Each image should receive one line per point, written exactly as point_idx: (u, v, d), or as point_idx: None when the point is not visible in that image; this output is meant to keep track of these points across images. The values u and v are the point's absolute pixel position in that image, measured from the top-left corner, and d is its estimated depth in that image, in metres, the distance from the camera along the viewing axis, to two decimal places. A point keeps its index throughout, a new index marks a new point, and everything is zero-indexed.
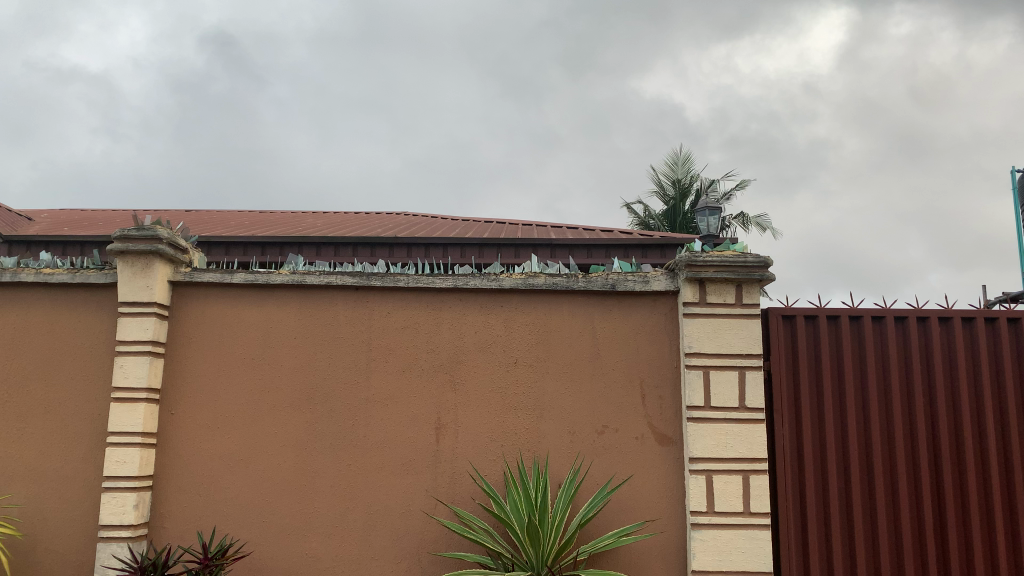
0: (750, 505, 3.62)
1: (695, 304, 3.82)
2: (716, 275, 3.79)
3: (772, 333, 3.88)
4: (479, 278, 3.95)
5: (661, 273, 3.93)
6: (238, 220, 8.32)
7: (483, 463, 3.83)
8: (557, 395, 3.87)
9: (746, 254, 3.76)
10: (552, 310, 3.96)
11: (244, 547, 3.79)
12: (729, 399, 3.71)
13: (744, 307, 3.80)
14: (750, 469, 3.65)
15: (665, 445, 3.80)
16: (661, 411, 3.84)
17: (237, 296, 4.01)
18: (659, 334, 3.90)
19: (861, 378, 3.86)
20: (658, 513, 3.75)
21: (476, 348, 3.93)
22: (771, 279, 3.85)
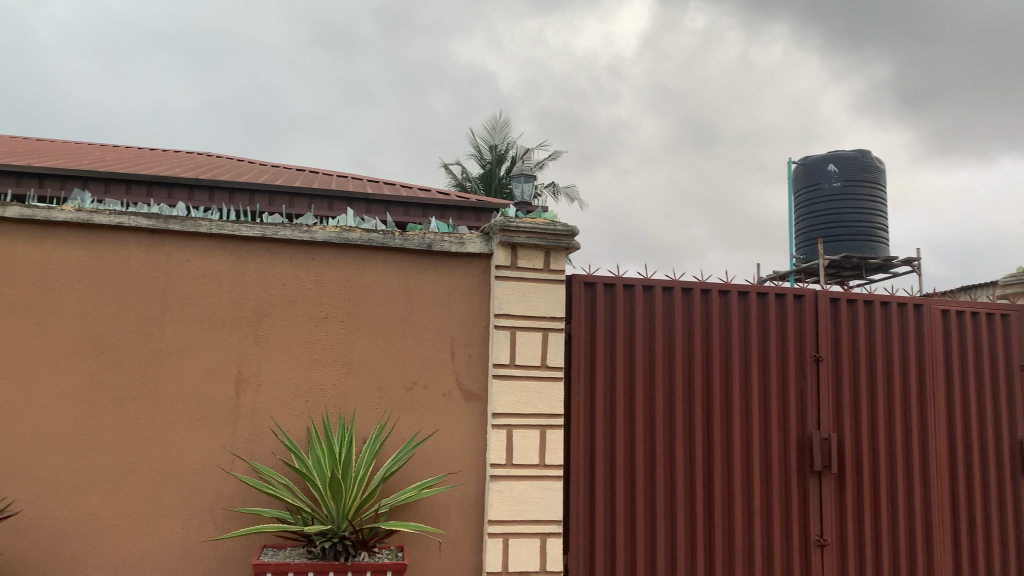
0: (546, 458, 3.84)
1: (506, 268, 3.93)
2: (527, 240, 3.92)
3: (574, 299, 4.11)
4: (290, 228, 3.81)
5: (476, 236, 4.01)
6: (14, 147, 7.44)
7: (286, 418, 3.75)
8: (366, 351, 3.86)
9: (555, 222, 3.94)
10: (365, 265, 3.92)
11: (11, 506, 3.46)
12: (533, 357, 3.89)
13: (551, 273, 3.98)
14: (547, 424, 3.86)
15: (469, 401, 3.93)
16: (469, 368, 3.95)
17: (6, 229, 3.60)
18: (470, 294, 4.00)
19: (649, 343, 4.19)
20: (460, 467, 3.88)
21: (284, 301, 3.82)
22: (577, 248, 4.06)
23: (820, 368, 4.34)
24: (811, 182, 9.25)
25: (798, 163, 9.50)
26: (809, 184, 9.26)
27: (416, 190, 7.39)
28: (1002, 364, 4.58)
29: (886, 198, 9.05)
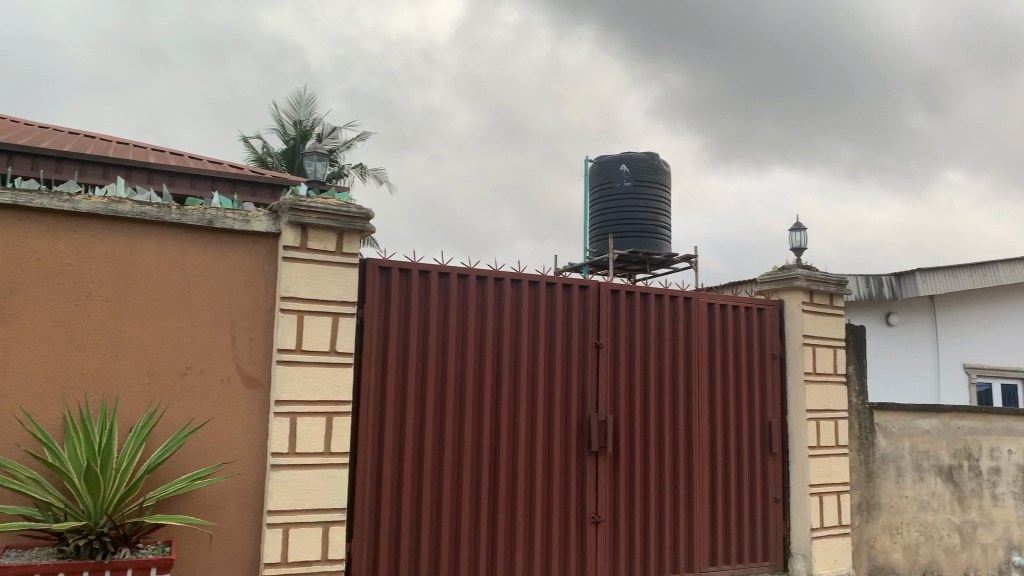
0: (331, 445, 3.76)
1: (294, 249, 3.79)
2: (318, 221, 3.81)
3: (367, 284, 4.04)
4: (47, 196, 3.45)
5: (263, 214, 3.84)
6: None
7: (37, 406, 3.40)
8: (134, 333, 3.58)
9: (349, 204, 3.86)
10: (137, 241, 3.63)
11: None
12: (321, 342, 3.79)
13: (343, 256, 3.89)
14: (333, 411, 3.79)
15: (250, 387, 3.76)
16: (250, 354, 3.78)
17: None
18: (254, 276, 3.83)
19: (441, 329, 4.22)
20: (237, 456, 3.71)
21: (37, 276, 3.44)
22: (370, 231, 4.00)
23: (600, 355, 4.59)
24: (604, 181, 9.74)
25: (593, 161, 9.97)
26: (603, 182, 9.75)
27: (204, 162, 6.95)
28: (757, 354, 5.07)
29: (669, 200, 9.74)
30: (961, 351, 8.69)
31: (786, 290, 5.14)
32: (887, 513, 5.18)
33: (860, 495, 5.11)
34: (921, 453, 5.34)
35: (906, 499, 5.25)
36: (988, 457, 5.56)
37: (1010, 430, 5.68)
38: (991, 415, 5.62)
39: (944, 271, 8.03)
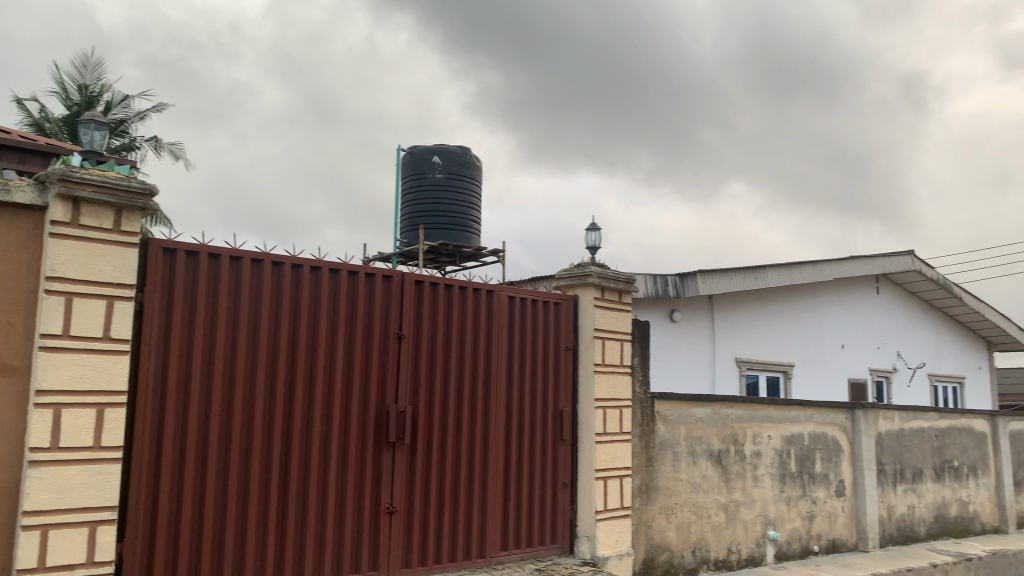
0: (101, 439, 3.47)
1: (64, 225, 3.46)
2: (93, 195, 3.49)
3: (149, 266, 3.77)
4: None
5: (26, 185, 3.43)
6: None
7: None
8: None
9: (130, 178, 3.58)
10: None
11: None
12: (93, 328, 3.49)
13: (121, 234, 3.60)
14: (106, 402, 3.50)
15: (6, 376, 3.38)
16: (7, 339, 3.40)
17: None
18: (14, 253, 3.44)
19: (233, 316, 4.03)
20: None
21: None
22: (154, 209, 3.73)
23: (400, 345, 4.58)
24: (416, 170, 9.71)
25: (406, 150, 9.90)
26: (414, 173, 9.71)
27: None
28: (552, 346, 5.28)
29: (478, 193, 9.91)
30: (735, 347, 9.56)
31: (581, 286, 5.38)
32: (664, 495, 5.59)
33: (640, 479, 5.48)
34: (695, 439, 5.82)
35: (680, 481, 5.70)
36: (751, 442, 6.16)
37: (770, 417, 6.32)
38: (755, 404, 6.22)
39: (722, 273, 8.78)
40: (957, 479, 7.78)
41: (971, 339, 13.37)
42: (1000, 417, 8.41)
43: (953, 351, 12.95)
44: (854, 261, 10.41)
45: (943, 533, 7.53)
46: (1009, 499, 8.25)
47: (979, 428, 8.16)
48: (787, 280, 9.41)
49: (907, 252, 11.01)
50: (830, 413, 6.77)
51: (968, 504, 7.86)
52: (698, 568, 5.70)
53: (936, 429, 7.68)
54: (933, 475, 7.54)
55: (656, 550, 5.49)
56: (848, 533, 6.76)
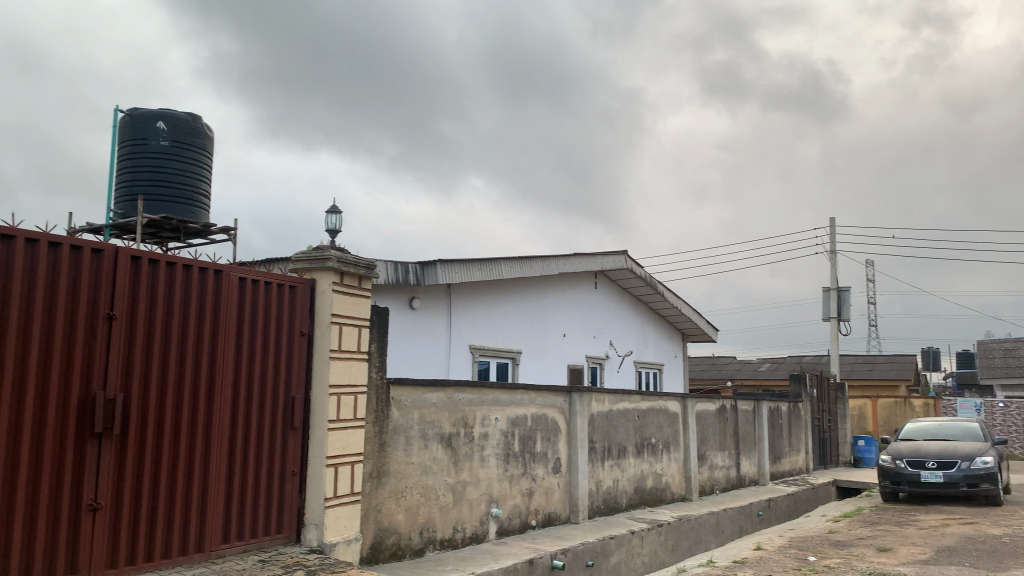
0: None
1: None
2: None
3: None
4: None
5: None
6: None
7: None
8: None
9: None
10: None
11: None
12: None
13: None
14: None
15: None
16: None
17: None
18: None
19: None
20: None
21: None
22: None
23: (111, 327, 4.15)
24: (135, 136, 8.80)
25: (125, 112, 8.93)
26: (132, 137, 8.78)
27: None
28: (284, 330, 5.09)
29: (208, 167, 9.25)
30: (468, 334, 9.91)
31: (318, 270, 5.24)
32: (394, 479, 5.65)
33: (372, 464, 5.48)
34: (426, 423, 5.94)
35: (411, 465, 5.79)
36: (479, 425, 6.43)
37: (497, 401, 6.64)
38: (484, 389, 6.50)
39: (459, 263, 9.04)
40: (653, 455, 8.75)
41: (670, 331, 15.08)
42: (689, 399, 9.60)
43: (655, 342, 14.52)
44: (577, 258, 11.27)
45: (640, 503, 8.41)
46: (694, 471, 9.44)
47: (672, 408, 9.25)
48: (518, 272, 9.93)
49: (622, 251, 12.13)
50: (551, 397, 7.28)
51: (661, 477, 8.87)
52: (424, 549, 5.83)
53: (638, 410, 8.57)
54: (635, 451, 8.40)
55: (384, 534, 5.53)
56: (562, 507, 7.31)
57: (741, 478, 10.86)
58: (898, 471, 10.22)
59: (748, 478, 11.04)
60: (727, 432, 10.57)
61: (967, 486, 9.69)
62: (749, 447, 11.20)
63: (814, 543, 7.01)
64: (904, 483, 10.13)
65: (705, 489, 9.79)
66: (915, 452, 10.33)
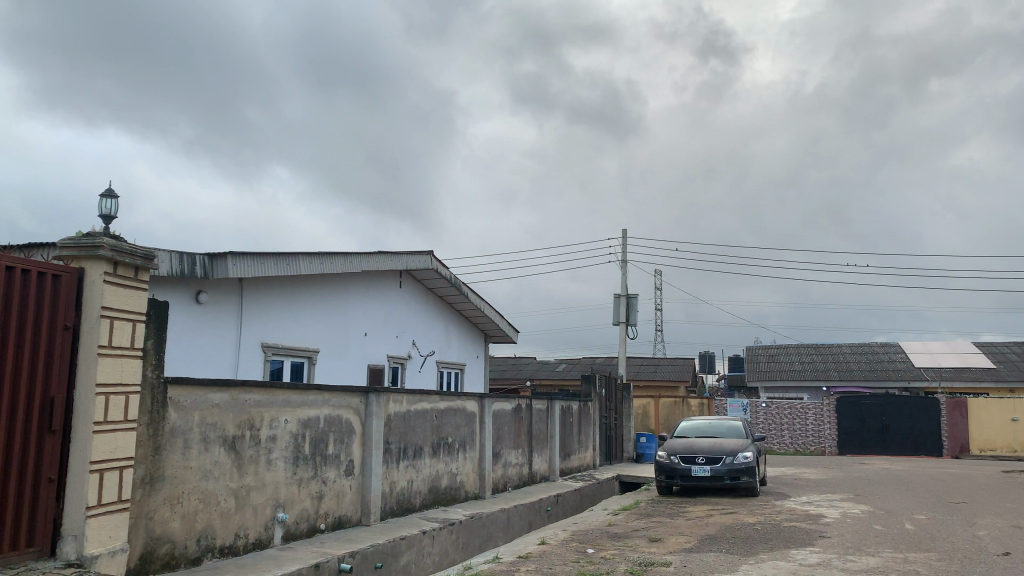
0: None
1: None
2: None
3: None
4: None
5: None
6: None
7: None
8: None
9: None
10: None
11: None
12: None
13: None
14: None
15: None
16: None
17: None
18: None
19: None
20: None
21: None
22: None
23: None
24: None
25: None
26: None
27: None
28: (45, 323, 4.61)
29: None
30: (261, 331, 9.51)
31: (88, 259, 4.79)
32: (169, 485, 5.30)
33: (143, 469, 5.10)
34: (208, 425, 5.63)
35: (189, 469, 5.46)
36: (267, 427, 6.19)
37: (288, 402, 6.43)
38: (274, 389, 6.27)
39: (254, 257, 8.65)
40: (449, 454, 8.86)
41: (472, 332, 15.35)
42: (487, 399, 9.84)
43: (458, 342, 14.71)
44: (381, 256, 11.18)
45: (434, 502, 8.48)
46: (488, 469, 9.67)
47: (469, 408, 9.44)
48: (318, 269, 9.68)
49: (427, 251, 12.19)
50: (346, 397, 7.16)
51: (456, 476, 8.99)
52: (200, 558, 5.51)
53: (436, 410, 8.66)
54: (430, 451, 8.46)
55: (155, 543, 5.16)
56: (353, 509, 7.20)
57: (533, 475, 11.26)
58: (672, 466, 11.05)
59: (539, 475, 11.47)
60: (521, 431, 10.93)
61: (730, 479, 10.69)
62: (541, 445, 11.65)
63: (593, 536, 7.42)
64: (676, 477, 10.97)
65: (499, 487, 10.06)
66: (687, 448, 11.24)
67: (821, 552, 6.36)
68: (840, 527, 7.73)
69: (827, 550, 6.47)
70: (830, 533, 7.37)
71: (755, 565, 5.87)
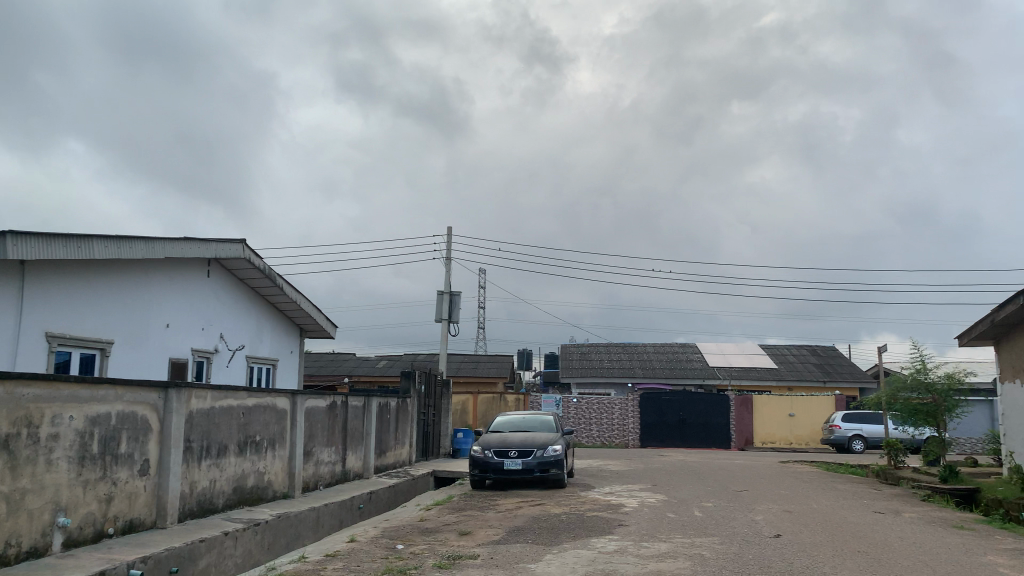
0: None
1: None
2: None
3: None
4: None
5: None
6: None
7: None
8: None
9: None
10: None
11: None
12: None
13: None
14: None
15: None
16: None
17: None
18: None
19: None
20: None
21: None
22: None
23: None
24: None
25: None
26: None
27: None
28: None
29: None
30: (45, 319, 8.66)
31: None
32: None
33: None
34: None
35: None
36: (48, 424, 5.66)
37: (74, 397, 5.91)
38: (59, 383, 5.74)
39: (39, 238, 7.87)
40: (256, 452, 8.51)
41: (286, 326, 14.83)
42: (299, 396, 9.57)
43: (270, 337, 14.17)
44: (188, 243, 10.57)
45: (238, 502, 8.10)
46: (298, 468, 9.39)
47: (280, 405, 9.13)
48: (115, 254, 8.98)
49: (239, 240, 11.65)
50: (142, 393, 6.68)
51: (263, 475, 8.65)
52: None
53: (244, 407, 8.30)
54: (236, 449, 8.09)
55: None
56: (147, 512, 6.72)
57: (346, 473, 11.07)
58: (486, 460, 11.26)
59: (353, 473, 11.29)
60: (335, 428, 10.72)
61: (540, 471, 11.07)
62: (356, 442, 11.47)
63: (404, 531, 7.42)
64: (490, 470, 11.19)
65: (309, 486, 9.79)
66: (501, 442, 11.51)
67: (618, 539, 6.74)
68: (637, 515, 8.24)
69: (625, 537, 6.86)
70: (628, 521, 7.82)
71: (558, 554, 6.12)
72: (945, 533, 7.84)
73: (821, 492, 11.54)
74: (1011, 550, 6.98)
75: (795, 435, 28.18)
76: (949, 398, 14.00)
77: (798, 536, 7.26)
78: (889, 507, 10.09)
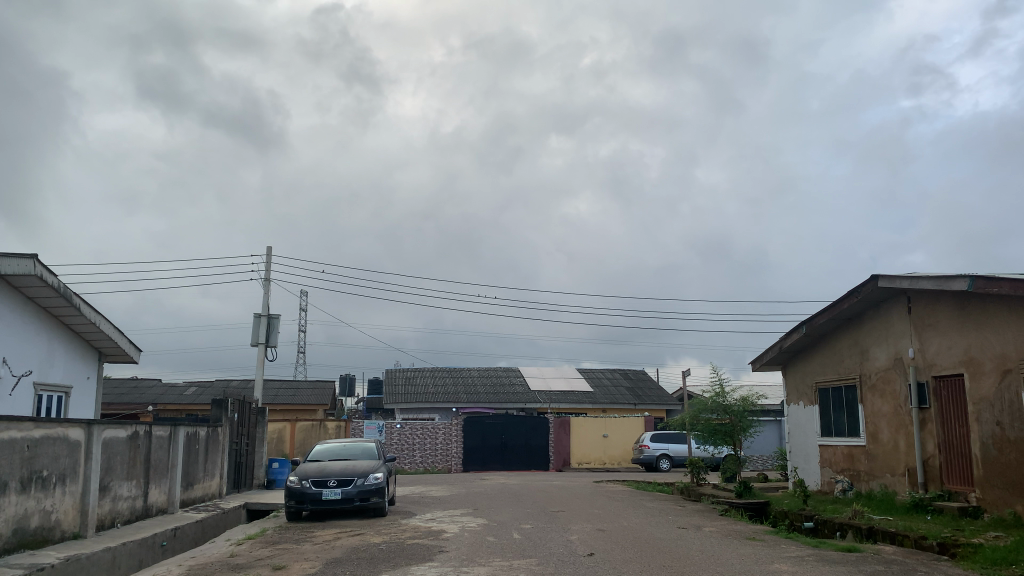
0: None
1: None
2: None
3: None
4: None
5: None
6: None
7: None
8: None
9: None
10: None
11: None
12: None
13: None
14: None
15: None
16: None
17: None
18: None
19: None
20: None
21: None
22: None
23: None
24: None
25: None
26: None
27: None
28: None
29: None
30: None
31: None
32: None
33: None
34: None
35: None
36: None
37: None
38: None
39: None
40: (42, 489, 7.70)
41: (82, 349, 13.58)
42: (95, 427, 8.81)
43: (63, 362, 12.91)
44: None
45: (19, 546, 7.27)
46: (92, 504, 8.61)
47: (73, 437, 8.35)
48: None
49: (30, 255, 10.59)
50: None
51: (50, 514, 7.84)
52: None
53: (29, 440, 7.50)
54: (17, 487, 7.26)
55: None
56: None
57: (148, 508, 10.27)
58: (302, 491, 10.86)
59: (154, 508, 10.48)
60: (136, 460, 9.93)
61: (360, 500, 10.82)
62: (160, 475, 10.69)
63: (211, 569, 6.99)
64: (306, 502, 10.79)
65: (104, 524, 8.98)
66: (319, 473, 11.15)
67: (438, 566, 6.72)
68: (456, 541, 8.26)
69: (444, 563, 6.86)
70: (448, 547, 7.82)
71: None
72: (739, 545, 8.48)
73: (631, 511, 12.13)
74: (793, 557, 7.66)
75: (608, 455, 29.47)
76: (743, 418, 15.24)
77: (609, 554, 7.58)
78: (690, 522, 10.77)
